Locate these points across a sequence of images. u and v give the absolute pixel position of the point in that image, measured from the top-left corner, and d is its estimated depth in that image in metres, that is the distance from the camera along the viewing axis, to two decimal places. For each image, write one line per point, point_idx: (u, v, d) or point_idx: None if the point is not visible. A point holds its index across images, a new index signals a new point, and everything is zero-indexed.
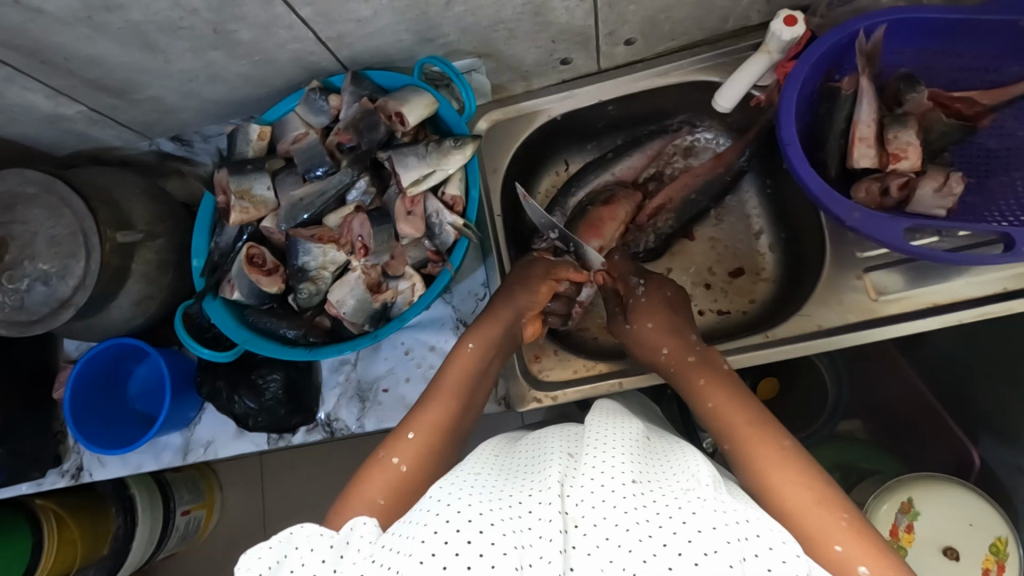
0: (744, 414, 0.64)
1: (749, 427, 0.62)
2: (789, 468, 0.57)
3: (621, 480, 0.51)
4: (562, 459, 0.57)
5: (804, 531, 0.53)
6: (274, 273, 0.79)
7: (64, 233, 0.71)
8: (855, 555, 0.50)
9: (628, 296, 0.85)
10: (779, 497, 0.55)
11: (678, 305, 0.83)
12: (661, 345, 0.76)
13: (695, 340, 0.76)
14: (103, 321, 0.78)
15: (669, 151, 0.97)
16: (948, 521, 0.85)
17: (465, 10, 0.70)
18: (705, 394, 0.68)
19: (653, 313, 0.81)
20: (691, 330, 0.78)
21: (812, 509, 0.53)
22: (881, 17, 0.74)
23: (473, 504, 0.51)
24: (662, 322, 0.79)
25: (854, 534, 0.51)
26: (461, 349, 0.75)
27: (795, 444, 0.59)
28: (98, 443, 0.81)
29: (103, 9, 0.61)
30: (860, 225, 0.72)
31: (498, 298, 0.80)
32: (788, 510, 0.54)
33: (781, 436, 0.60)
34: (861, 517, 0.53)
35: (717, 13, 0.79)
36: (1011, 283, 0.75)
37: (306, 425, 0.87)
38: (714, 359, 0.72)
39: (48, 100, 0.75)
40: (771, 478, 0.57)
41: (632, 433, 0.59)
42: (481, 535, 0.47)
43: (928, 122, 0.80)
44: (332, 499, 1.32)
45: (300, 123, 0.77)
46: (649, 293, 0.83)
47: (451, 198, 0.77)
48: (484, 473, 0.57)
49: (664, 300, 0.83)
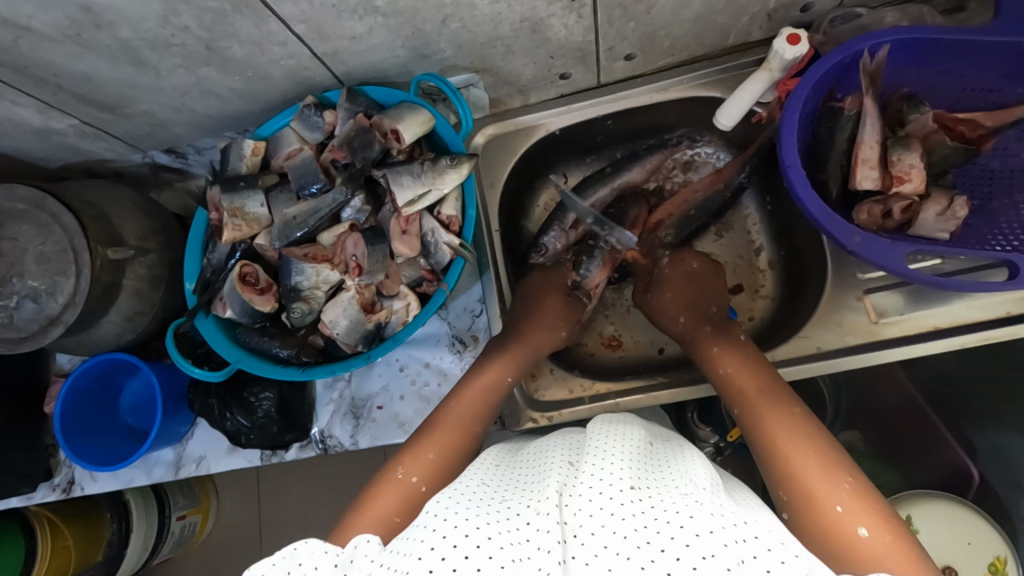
0: (754, 377, 0.67)
1: (758, 392, 0.65)
2: (797, 434, 0.59)
3: (619, 487, 0.50)
4: (562, 468, 0.56)
5: (805, 490, 0.55)
6: (266, 292, 0.78)
7: (52, 250, 0.70)
8: (855, 517, 0.52)
9: (652, 270, 0.88)
10: (788, 459, 0.58)
11: (700, 280, 0.84)
12: (678, 314, 0.81)
13: (713, 313, 0.79)
14: (92, 338, 0.77)
15: (669, 164, 0.95)
16: (948, 543, 0.84)
17: (461, 27, 0.68)
18: (717, 360, 0.71)
19: (674, 285, 0.84)
20: (709, 304, 0.80)
21: (818, 471, 0.55)
22: (884, 37, 0.72)
23: (470, 518, 0.49)
24: (682, 294, 0.82)
25: (856, 500, 0.53)
26: (501, 383, 0.73)
27: (804, 411, 0.62)
28: (89, 460, 0.80)
29: (92, 27, 0.59)
30: (861, 249, 0.71)
31: (516, 323, 0.79)
32: (795, 472, 0.56)
33: (791, 401, 0.63)
34: (863, 485, 0.54)
35: (717, 29, 0.78)
36: (1013, 308, 0.74)
37: (299, 442, 0.86)
38: (732, 330, 0.75)
39: (38, 114, 0.74)
40: (780, 444, 0.59)
41: (633, 440, 0.58)
42: (480, 550, 0.46)
43: (930, 144, 0.78)
44: (329, 506, 1.30)
45: (295, 138, 0.76)
46: (674, 264, 0.86)
47: (447, 218, 0.76)
48: (481, 483, 0.57)
49: (684, 272, 0.85)
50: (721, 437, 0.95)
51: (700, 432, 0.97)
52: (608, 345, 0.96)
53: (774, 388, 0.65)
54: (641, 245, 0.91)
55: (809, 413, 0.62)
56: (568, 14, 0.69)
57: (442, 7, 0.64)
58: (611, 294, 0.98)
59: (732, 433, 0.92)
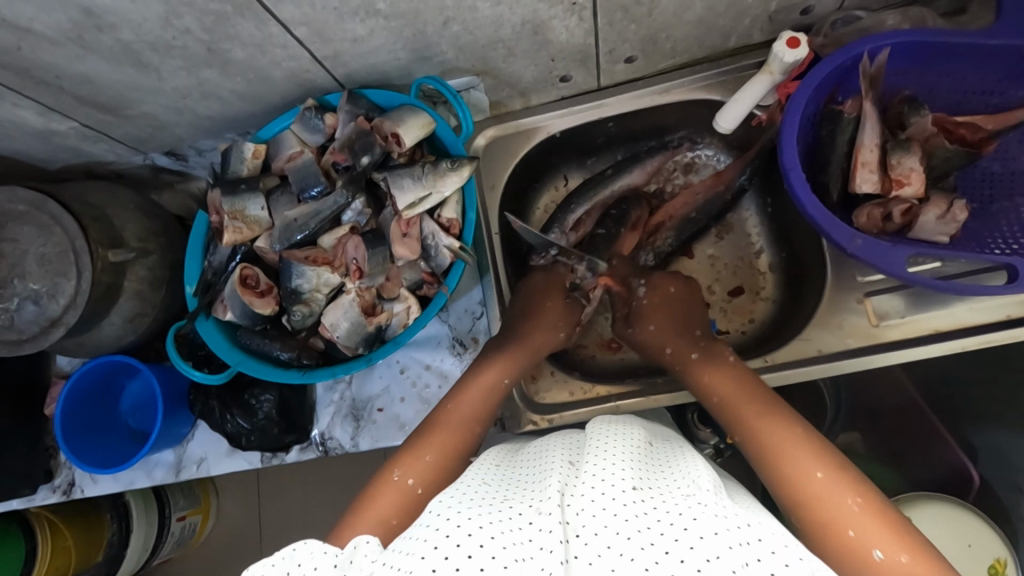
0: (749, 400, 0.66)
1: (756, 415, 0.64)
2: (801, 455, 0.58)
3: (621, 488, 0.50)
4: (564, 469, 0.56)
5: (816, 516, 0.54)
6: (267, 295, 0.79)
7: (54, 252, 0.70)
8: (870, 538, 0.51)
9: (630, 300, 0.85)
10: (795, 484, 0.57)
11: (682, 304, 0.82)
12: (666, 344, 0.78)
13: (700, 336, 0.77)
14: (93, 339, 0.77)
15: (669, 166, 0.95)
16: (948, 545, 0.84)
17: (462, 29, 0.68)
18: (711, 388, 0.70)
19: (656, 315, 0.81)
20: (695, 325, 0.79)
21: (828, 493, 0.54)
22: (886, 40, 0.72)
23: (473, 517, 0.49)
24: (665, 325, 0.80)
25: (869, 519, 0.52)
26: (498, 385, 0.73)
27: (805, 429, 0.61)
28: (90, 461, 0.80)
29: (94, 29, 0.59)
30: (861, 252, 0.71)
31: (517, 324, 0.80)
32: (805, 496, 0.55)
33: (792, 421, 0.62)
34: (874, 499, 0.54)
35: (717, 31, 0.78)
36: (1014, 311, 0.74)
37: (300, 444, 0.86)
38: (717, 352, 0.74)
39: (40, 116, 0.74)
40: (786, 469, 0.58)
41: (634, 440, 0.58)
42: (482, 550, 0.46)
43: (931, 147, 0.78)
44: (328, 507, 1.30)
45: (295, 141, 0.76)
46: (650, 292, 0.83)
47: (448, 221, 0.77)
48: (483, 483, 0.57)
49: (664, 298, 0.82)
50: (721, 438, 0.95)
51: (700, 434, 0.97)
52: (609, 347, 0.96)
53: (773, 409, 0.64)
54: (612, 272, 0.87)
55: (810, 429, 0.61)
56: (569, 16, 0.69)
57: (444, 9, 0.64)
58: None
59: (732, 434, 0.92)
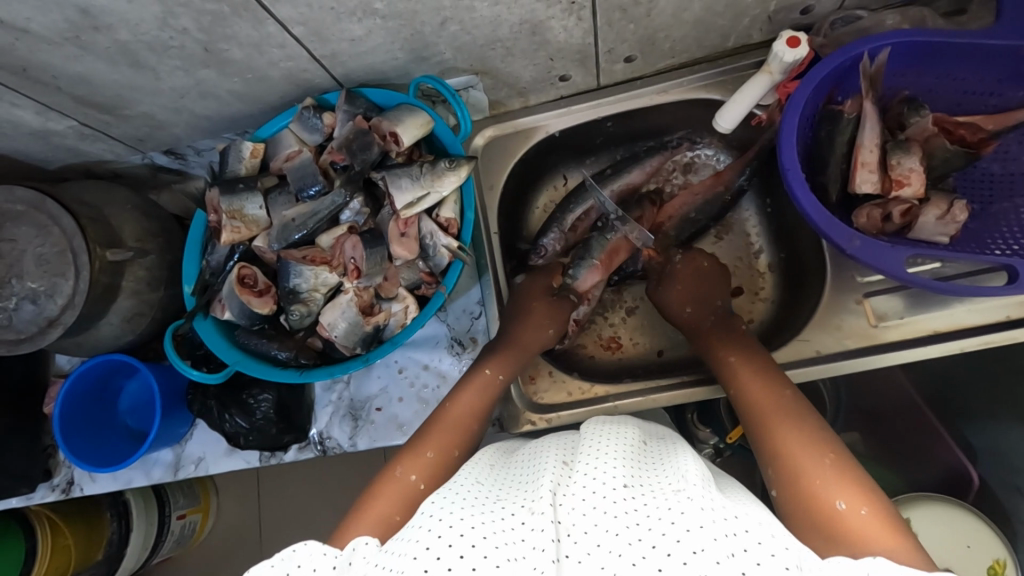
0: (750, 360, 0.70)
1: (753, 374, 0.68)
2: (789, 412, 0.61)
3: (612, 485, 0.50)
4: (556, 468, 0.56)
5: (791, 467, 0.56)
6: (264, 294, 0.79)
7: (51, 252, 0.70)
8: (834, 492, 0.52)
9: (663, 267, 0.89)
10: (776, 436, 0.59)
11: (709, 278, 0.87)
12: (685, 305, 0.84)
13: (720, 307, 0.83)
14: (91, 339, 0.77)
15: (667, 167, 0.94)
16: (949, 545, 0.84)
17: (460, 29, 0.68)
18: (721, 349, 0.74)
19: (685, 280, 0.86)
20: (715, 298, 0.84)
21: (804, 448, 0.57)
22: (884, 41, 0.72)
23: (465, 517, 0.49)
24: (689, 289, 0.85)
25: (837, 475, 0.53)
26: (494, 380, 0.74)
27: (794, 392, 0.64)
28: (88, 460, 0.80)
29: (91, 29, 0.59)
30: (859, 253, 0.70)
31: (512, 329, 0.80)
32: (782, 447, 0.58)
33: (784, 385, 0.65)
34: (848, 462, 0.55)
35: (717, 31, 0.78)
36: (1013, 311, 0.74)
37: (298, 444, 0.86)
38: (732, 322, 0.79)
39: (37, 116, 0.74)
40: (772, 423, 0.61)
41: (627, 438, 0.58)
42: (474, 549, 0.46)
43: (930, 148, 0.77)
44: (326, 507, 1.30)
45: (294, 141, 0.77)
46: (685, 260, 0.88)
47: (445, 221, 0.77)
48: (476, 483, 0.56)
49: (695, 268, 0.88)
50: (721, 438, 0.95)
51: (699, 433, 0.97)
52: (607, 347, 0.96)
53: (771, 371, 0.68)
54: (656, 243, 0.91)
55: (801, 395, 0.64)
56: (568, 16, 0.69)
57: (441, 9, 0.64)
58: (610, 295, 0.97)
59: (732, 433, 0.91)
